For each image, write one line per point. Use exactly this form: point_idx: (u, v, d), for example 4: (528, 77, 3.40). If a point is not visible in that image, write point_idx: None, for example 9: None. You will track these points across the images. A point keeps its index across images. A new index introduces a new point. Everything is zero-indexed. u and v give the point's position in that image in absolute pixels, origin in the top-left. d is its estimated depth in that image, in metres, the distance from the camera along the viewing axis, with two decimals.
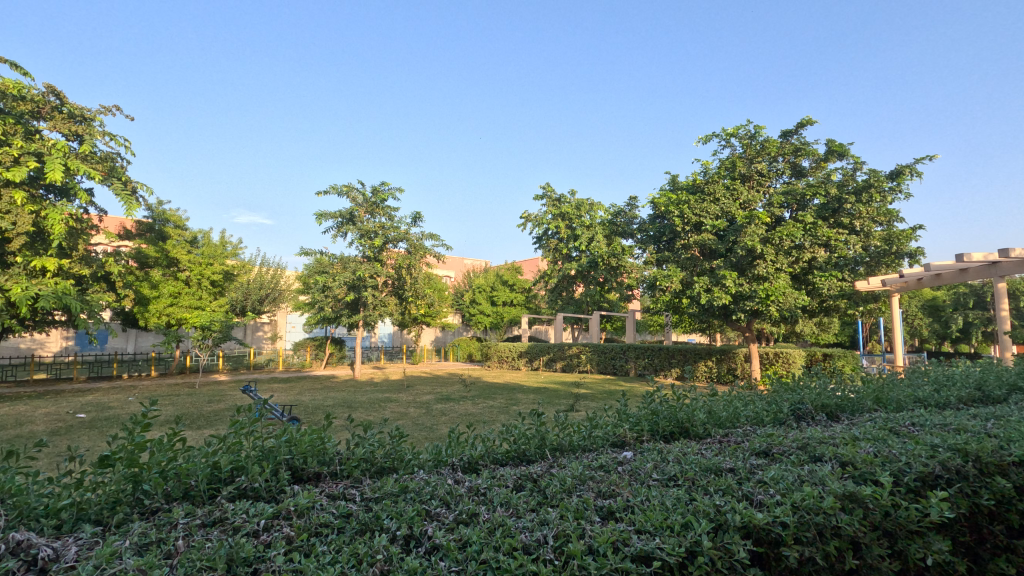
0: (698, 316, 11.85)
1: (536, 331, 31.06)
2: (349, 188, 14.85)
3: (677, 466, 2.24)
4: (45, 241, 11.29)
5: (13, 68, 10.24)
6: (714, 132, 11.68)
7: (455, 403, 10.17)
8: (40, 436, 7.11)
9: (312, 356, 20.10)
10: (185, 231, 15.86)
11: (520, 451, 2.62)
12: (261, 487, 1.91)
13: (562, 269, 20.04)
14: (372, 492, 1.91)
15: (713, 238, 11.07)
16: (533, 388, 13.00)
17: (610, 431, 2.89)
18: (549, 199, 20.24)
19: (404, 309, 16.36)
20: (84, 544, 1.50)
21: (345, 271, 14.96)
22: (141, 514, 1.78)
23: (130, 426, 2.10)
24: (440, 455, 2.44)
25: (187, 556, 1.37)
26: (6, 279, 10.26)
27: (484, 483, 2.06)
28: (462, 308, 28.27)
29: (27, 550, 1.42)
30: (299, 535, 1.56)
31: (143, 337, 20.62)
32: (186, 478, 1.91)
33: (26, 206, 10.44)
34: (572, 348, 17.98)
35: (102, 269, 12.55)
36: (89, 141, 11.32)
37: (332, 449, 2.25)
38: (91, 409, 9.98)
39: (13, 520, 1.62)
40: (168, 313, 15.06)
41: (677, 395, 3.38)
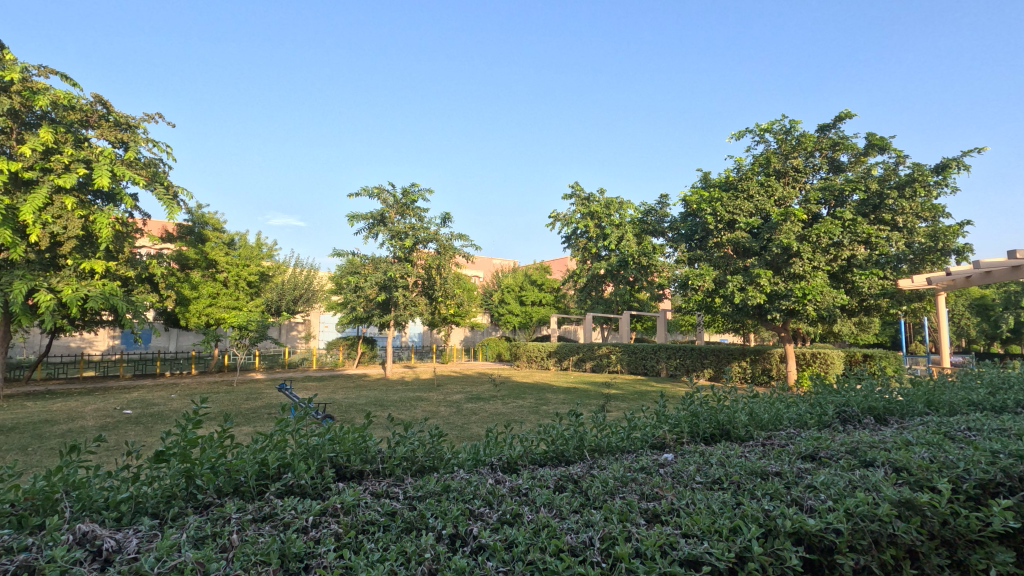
0: (732, 315, 11.64)
1: (565, 331, 30.98)
2: (380, 190, 15.05)
3: (721, 469, 2.19)
4: (93, 244, 11.76)
5: (64, 79, 10.74)
6: (747, 128, 11.46)
7: (485, 403, 10.20)
8: (92, 431, 7.45)
9: (344, 355, 20.46)
10: (223, 234, 16.38)
11: (558, 452, 2.61)
12: (307, 484, 1.94)
13: (591, 269, 19.89)
14: (415, 492, 1.93)
15: (747, 236, 10.84)
16: (563, 388, 12.95)
17: (649, 432, 2.86)
18: (578, 198, 20.11)
19: (434, 309, 16.51)
20: (144, 536, 1.55)
21: (376, 271, 15.19)
22: (194, 508, 1.83)
23: (182, 422, 2.16)
24: (478, 455, 2.44)
25: (242, 550, 1.41)
26: (58, 280, 10.77)
27: (525, 483, 2.05)
28: (491, 308, 28.40)
29: (92, 541, 1.48)
30: (347, 532, 1.58)
31: (185, 337, 21.37)
32: (235, 474, 1.96)
33: (76, 211, 10.88)
34: (602, 348, 17.84)
35: (146, 271, 13.03)
36: (134, 148, 11.76)
37: (374, 448, 2.28)
38: (137, 405, 10.37)
39: (78, 512, 1.69)
40: (207, 313, 15.54)
41: (716, 396, 3.32)
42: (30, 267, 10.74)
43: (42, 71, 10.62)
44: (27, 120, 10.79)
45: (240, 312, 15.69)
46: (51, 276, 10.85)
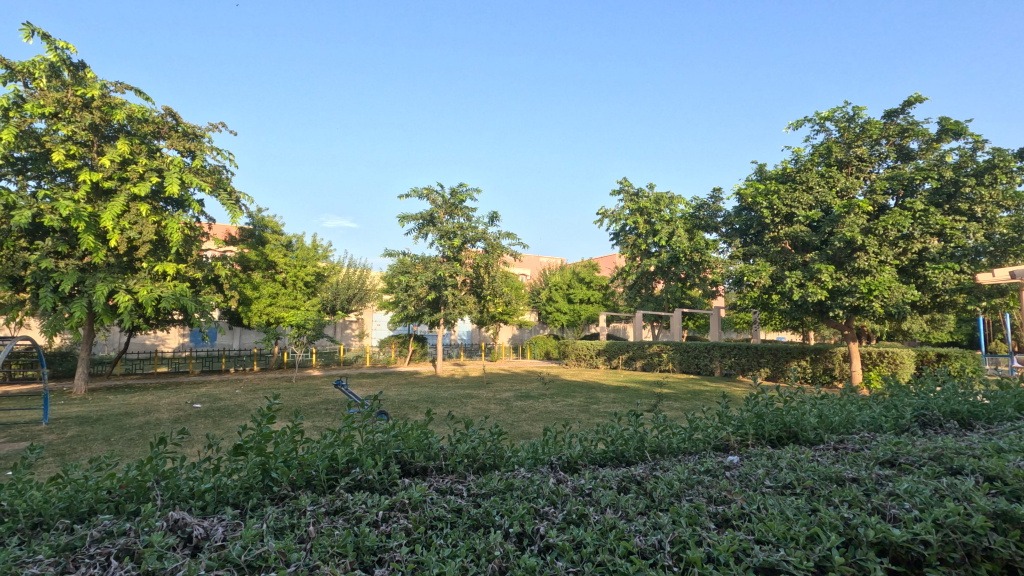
0: (790, 312, 11.18)
1: (614, 329, 30.61)
2: (429, 191, 15.30)
3: (792, 473, 2.10)
4: (165, 248, 12.50)
5: (138, 94, 11.46)
6: (806, 117, 10.98)
7: (535, 400, 10.19)
8: (167, 423, 7.95)
9: (397, 353, 20.95)
10: (282, 236, 17.13)
11: (618, 452, 2.57)
12: (375, 479, 1.99)
13: (640, 266, 19.53)
14: (479, 488, 1.96)
15: (807, 230, 10.38)
16: (613, 387, 12.79)
17: (711, 432, 2.78)
18: (627, 194, 19.80)
19: (482, 308, 16.65)
20: (228, 525, 1.63)
21: (426, 271, 15.47)
22: (271, 500, 1.91)
23: (258, 418, 2.27)
24: (538, 454, 2.44)
25: (320, 542, 1.46)
26: (135, 282, 11.55)
27: (587, 483, 2.03)
28: (538, 307, 28.37)
29: (183, 528, 1.57)
30: (416, 527, 1.61)
31: (248, 335, 22.47)
32: (308, 468, 2.03)
33: (149, 217, 11.58)
34: (652, 346, 17.50)
35: (212, 272, 13.75)
36: (200, 156, 12.43)
37: (436, 445, 2.32)
38: (206, 400, 10.96)
39: (168, 501, 1.81)
40: (268, 312, 16.26)
41: (783, 397, 3.18)
42: (110, 270, 11.54)
43: (119, 87, 11.38)
44: (106, 133, 11.47)
45: (298, 312, 16.34)
46: (128, 278, 11.64)
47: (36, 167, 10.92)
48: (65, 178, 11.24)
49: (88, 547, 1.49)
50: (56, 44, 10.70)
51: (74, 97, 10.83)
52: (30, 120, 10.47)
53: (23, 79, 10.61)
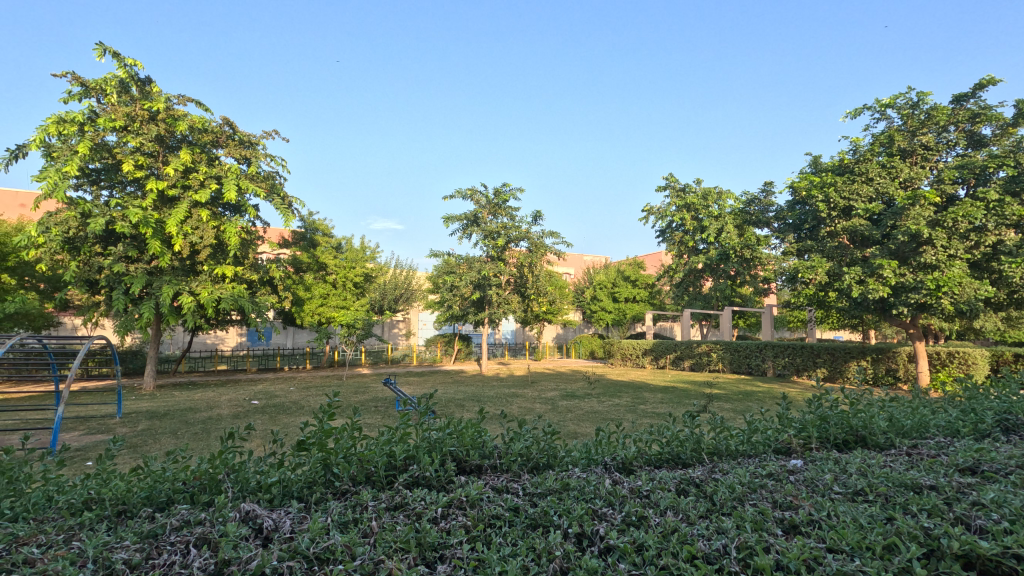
0: (849, 311, 10.65)
1: (661, 328, 30.05)
2: (473, 191, 15.44)
3: (863, 479, 2.00)
4: (224, 252, 13.11)
5: (198, 105, 12.07)
6: (865, 105, 10.47)
7: (581, 400, 10.12)
8: (228, 418, 8.32)
9: (442, 352, 21.26)
10: (332, 239, 17.68)
11: (674, 453, 2.52)
12: (432, 476, 2.02)
13: (688, 263, 19.09)
14: (535, 488, 1.95)
15: (867, 224, 9.88)
16: (661, 388, 12.53)
17: (772, 435, 2.68)
18: (673, 190, 19.40)
19: (526, 307, 16.65)
20: (295, 517, 1.68)
21: (470, 271, 15.60)
22: (333, 494, 1.96)
23: (319, 414, 2.33)
24: (591, 454, 2.42)
25: (383, 536, 1.50)
26: (197, 285, 12.18)
27: (644, 485, 2.00)
28: (583, 305, 28.17)
29: (254, 519, 1.64)
30: (475, 525, 1.63)
31: (301, 335, 23.33)
32: (367, 463, 2.08)
33: (209, 222, 12.16)
34: (701, 346, 17.07)
35: (267, 274, 14.33)
36: (255, 163, 12.96)
37: (490, 443, 2.34)
38: (262, 397, 11.43)
39: (238, 493, 1.89)
40: (319, 312, 16.80)
41: (848, 399, 3.03)
42: (175, 273, 12.21)
43: (181, 99, 12.00)
44: (170, 143, 12.13)
45: (348, 312, 16.83)
46: (191, 280, 12.29)
47: (108, 177, 11.66)
48: (134, 187, 11.95)
49: (169, 534, 1.58)
50: (125, 62, 11.39)
51: (141, 110, 11.48)
52: (103, 133, 11.19)
53: (96, 95, 11.34)
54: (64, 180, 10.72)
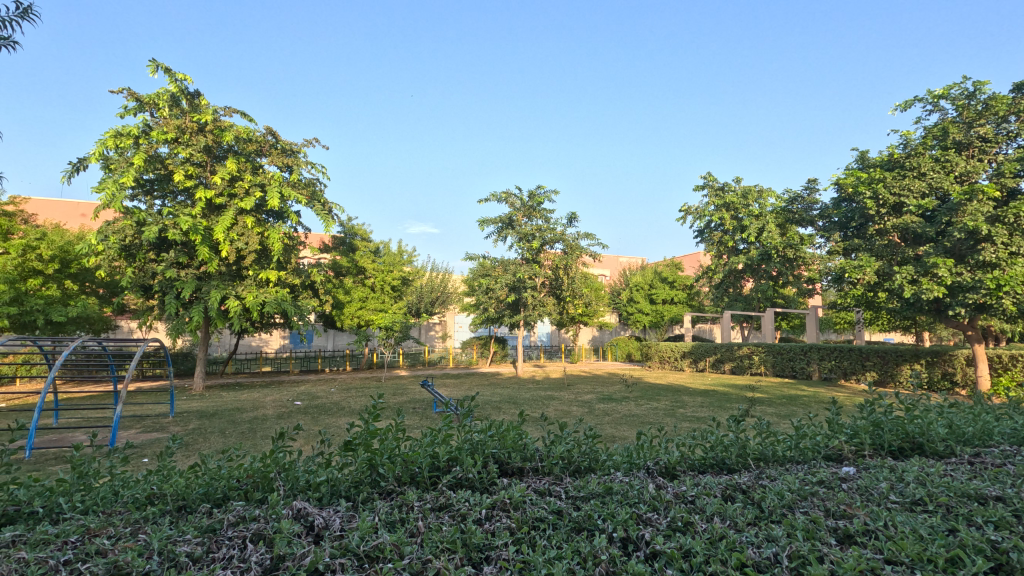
0: (901, 311, 10.19)
1: (699, 330, 29.46)
2: (507, 194, 15.50)
3: (922, 489, 1.92)
4: (268, 257, 13.56)
5: (243, 116, 12.53)
6: (916, 97, 10.02)
7: (618, 403, 10.02)
8: (273, 418, 8.59)
9: (478, 354, 21.42)
10: (370, 243, 18.05)
11: (718, 459, 2.46)
12: (475, 477, 2.05)
13: (727, 263, 18.66)
14: (578, 491, 1.95)
15: (919, 221, 9.46)
16: (701, 391, 12.29)
17: (821, 441, 2.59)
18: (712, 189, 19.02)
19: (562, 309, 16.57)
20: (344, 516, 1.73)
21: (506, 274, 15.65)
22: (379, 494, 2.01)
23: (365, 416, 2.39)
24: (633, 458, 2.40)
25: (430, 536, 1.52)
26: (242, 289, 12.64)
27: (689, 490, 1.96)
28: (619, 307, 27.89)
29: (305, 517, 1.69)
30: (519, 527, 1.64)
31: (341, 337, 23.89)
32: (412, 464, 2.12)
33: (254, 228, 12.59)
34: (742, 348, 16.64)
35: (308, 278, 14.75)
36: (296, 170, 13.35)
37: (532, 446, 2.35)
38: (305, 397, 11.75)
39: (290, 492, 1.96)
40: (359, 315, 17.18)
41: (904, 404, 2.90)
42: (222, 278, 12.71)
43: (227, 111, 12.49)
44: (217, 153, 12.63)
45: (386, 314, 17.14)
46: (237, 285, 12.76)
47: (161, 187, 12.22)
48: (184, 196, 12.49)
49: (226, 530, 1.65)
50: (176, 76, 11.92)
51: (190, 122, 12.00)
52: (156, 145, 11.73)
53: (150, 109, 11.91)
54: (121, 191, 11.31)
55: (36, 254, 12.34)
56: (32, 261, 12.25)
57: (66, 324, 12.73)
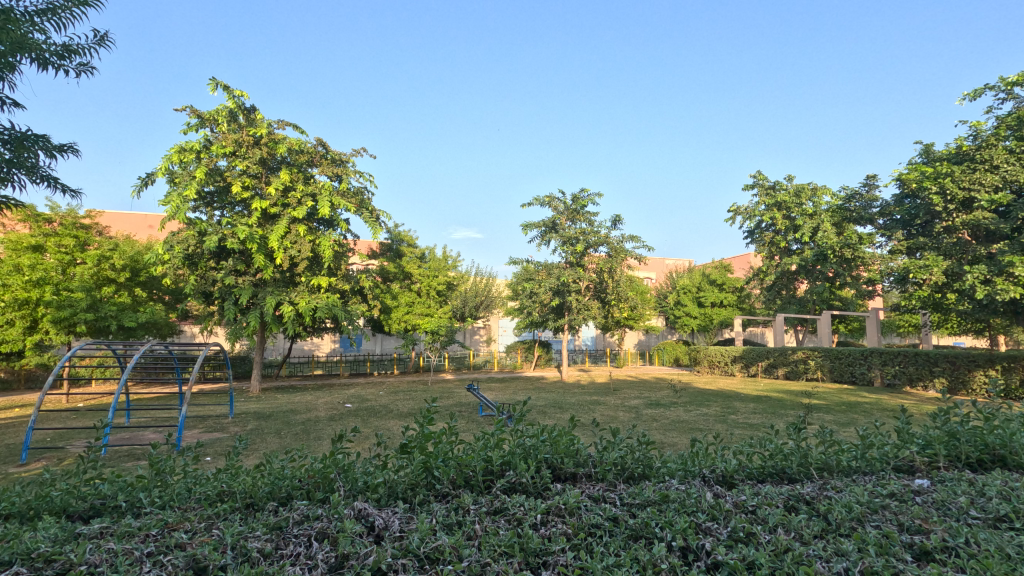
0: (973, 314, 9.55)
1: (751, 333, 28.51)
2: (551, 198, 15.48)
3: (1006, 505, 1.79)
4: (319, 263, 14.02)
5: (296, 129, 13.06)
6: (986, 85, 9.45)
7: (666, 409, 9.82)
8: (325, 421, 8.85)
9: (523, 358, 21.45)
10: (416, 249, 18.40)
11: (778, 468, 2.37)
12: (528, 483, 2.05)
13: (780, 265, 18.01)
14: (633, 498, 1.92)
15: (993, 217, 8.84)
16: (753, 397, 11.88)
17: (890, 451, 2.46)
18: (762, 188, 18.43)
19: (607, 313, 16.36)
20: (403, 517, 1.77)
21: (550, 278, 15.64)
22: (435, 497, 2.04)
23: (419, 419, 2.43)
24: (688, 465, 2.34)
25: (488, 540, 1.54)
26: (295, 295, 13.12)
27: (749, 499, 1.90)
28: (666, 311, 27.34)
29: (366, 517, 1.74)
30: (575, 533, 1.64)
31: (388, 341, 24.40)
32: (465, 468, 2.14)
33: (306, 236, 13.05)
34: (797, 352, 15.99)
35: (358, 284, 15.17)
36: (346, 179, 13.78)
37: (584, 452, 2.32)
38: (355, 400, 12.04)
39: (350, 493, 2.02)
40: (406, 319, 17.51)
41: (982, 413, 2.72)
42: (276, 284, 13.24)
43: (280, 124, 13.02)
44: (272, 165, 13.18)
45: (432, 319, 17.42)
46: (291, 291, 13.26)
47: (220, 200, 12.85)
48: (242, 207, 13.09)
49: (292, 528, 1.72)
50: (234, 93, 12.53)
51: (246, 136, 12.56)
52: (216, 159, 12.35)
53: (210, 125, 12.56)
54: (184, 203, 11.97)
55: (109, 264, 13.21)
56: (105, 270, 13.12)
57: (136, 329, 13.54)
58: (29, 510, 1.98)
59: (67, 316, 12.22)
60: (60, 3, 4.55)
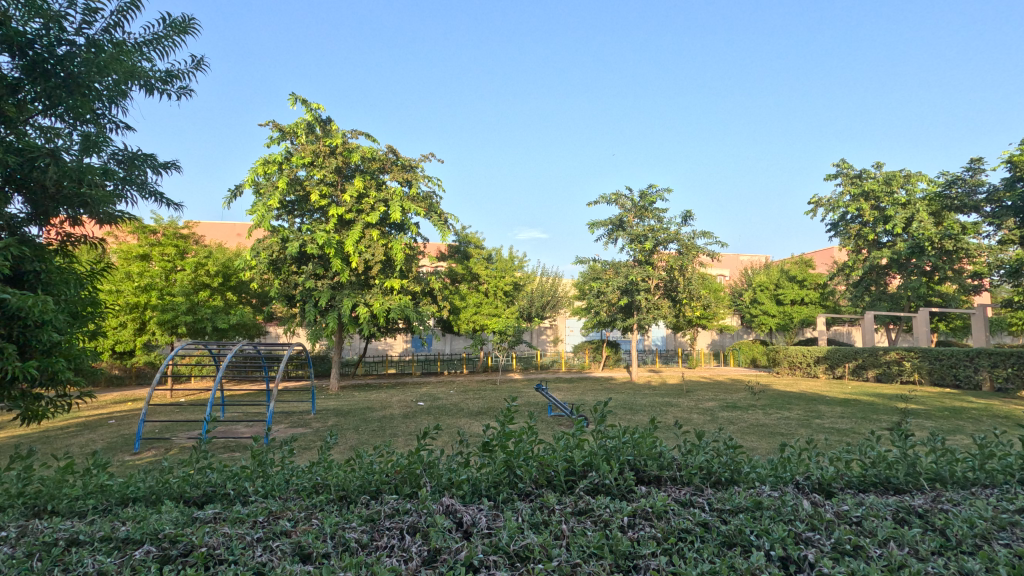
0: None
1: (835, 333, 26.74)
2: (618, 196, 15.23)
3: None
4: (391, 266, 14.52)
5: (368, 138, 13.64)
6: None
7: (744, 412, 9.41)
8: (400, 418, 9.15)
9: (590, 358, 21.26)
10: (483, 250, 18.66)
11: (882, 478, 2.20)
12: (612, 484, 2.03)
13: (868, 259, 16.78)
14: (723, 504, 1.85)
15: None
16: (840, 400, 11.12)
17: (1014, 464, 2.22)
18: (846, 177, 17.26)
19: (678, 312, 15.89)
20: (489, 514, 1.80)
21: (617, 277, 15.37)
22: (519, 495, 2.06)
23: (500, 418, 2.45)
24: (780, 470, 2.23)
25: (577, 540, 1.54)
26: (370, 296, 13.66)
27: (853, 509, 1.78)
28: (741, 309, 26.20)
29: (454, 513, 1.78)
30: (665, 537, 1.60)
31: (457, 341, 24.93)
32: (547, 467, 2.14)
33: (379, 241, 13.57)
34: (890, 353, 14.82)
35: (427, 285, 15.59)
36: (415, 184, 14.20)
37: (668, 454, 2.27)
38: (426, 399, 12.36)
39: (436, 489, 2.07)
40: (474, 320, 17.81)
41: None
42: (352, 287, 13.84)
43: (354, 134, 13.63)
44: (346, 173, 13.79)
45: (500, 319, 17.61)
46: (366, 293, 13.83)
47: (300, 208, 13.62)
48: (320, 214, 13.81)
49: (385, 521, 1.79)
50: (312, 106, 13.25)
51: (323, 147, 13.22)
52: (296, 169, 13.10)
53: (291, 138, 13.34)
54: (269, 212, 12.80)
55: (204, 270, 14.35)
56: (202, 276, 14.26)
57: (229, 330, 14.62)
58: (152, 495, 2.19)
59: (170, 318, 13.39)
60: (164, 32, 4.97)
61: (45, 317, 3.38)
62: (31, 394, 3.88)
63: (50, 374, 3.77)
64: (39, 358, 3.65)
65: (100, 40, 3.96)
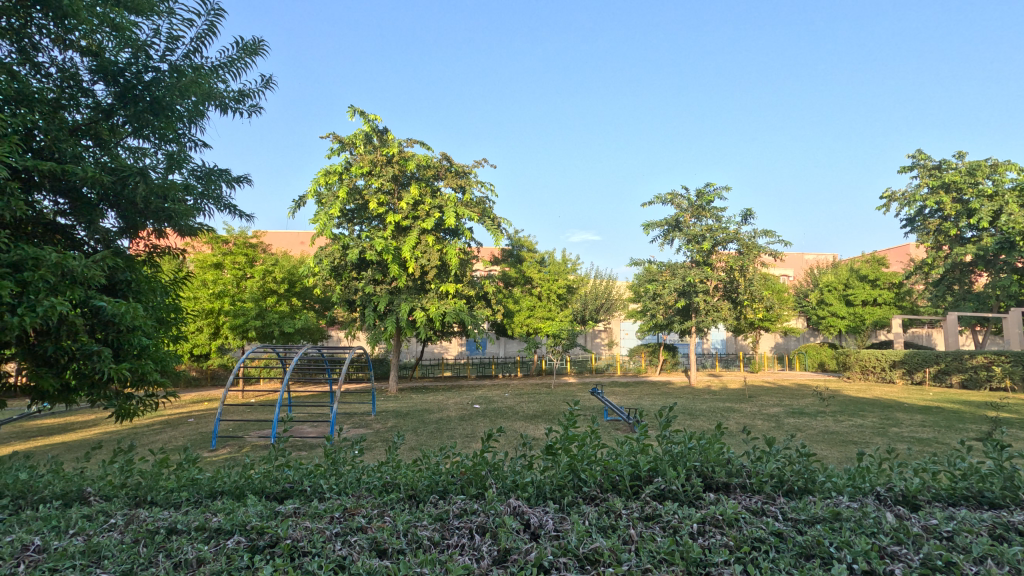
0: None
1: (913, 335, 25.02)
2: (673, 196, 14.90)
3: None
4: (446, 271, 14.79)
5: (423, 146, 13.98)
6: None
7: (813, 418, 8.98)
8: (457, 421, 9.30)
9: (647, 362, 20.85)
10: (536, 254, 18.69)
11: (974, 491, 2.05)
12: (679, 490, 2.00)
13: (950, 256, 15.62)
14: (798, 513, 1.79)
15: None
16: (920, 407, 10.41)
17: None
18: (923, 168, 16.16)
19: (739, 314, 15.31)
20: (556, 516, 1.81)
21: (674, 278, 15.01)
22: (584, 499, 2.06)
23: (563, 421, 2.45)
24: (858, 481, 2.13)
25: (645, 546, 1.53)
26: (427, 300, 13.97)
27: (943, 524, 1.68)
28: (807, 311, 24.98)
29: (521, 514, 1.81)
30: (738, 545, 1.57)
31: (511, 344, 25.06)
32: (612, 472, 2.14)
33: (434, 246, 13.86)
34: (976, 357, 13.74)
35: (481, 290, 15.78)
36: (468, 190, 14.43)
37: (737, 461, 2.21)
38: (482, 402, 12.49)
39: (501, 490, 2.11)
40: (527, 323, 17.84)
41: None
42: (409, 291, 14.18)
43: (410, 143, 14.02)
44: (402, 181, 14.19)
45: (553, 322, 17.58)
46: (422, 297, 14.15)
47: (359, 216, 14.11)
48: (378, 222, 14.25)
49: (454, 520, 1.84)
50: (369, 117, 13.73)
51: (381, 156, 13.64)
52: (355, 179, 13.59)
53: (350, 148, 13.84)
54: (330, 221, 13.34)
55: (272, 277, 15.13)
56: (269, 283, 15.02)
57: (294, 334, 15.32)
58: (238, 489, 2.34)
59: (241, 323, 14.20)
60: (236, 55, 5.30)
61: (137, 323, 3.68)
62: (123, 393, 4.22)
63: (140, 376, 4.09)
64: (131, 361, 3.97)
65: (182, 66, 4.27)
